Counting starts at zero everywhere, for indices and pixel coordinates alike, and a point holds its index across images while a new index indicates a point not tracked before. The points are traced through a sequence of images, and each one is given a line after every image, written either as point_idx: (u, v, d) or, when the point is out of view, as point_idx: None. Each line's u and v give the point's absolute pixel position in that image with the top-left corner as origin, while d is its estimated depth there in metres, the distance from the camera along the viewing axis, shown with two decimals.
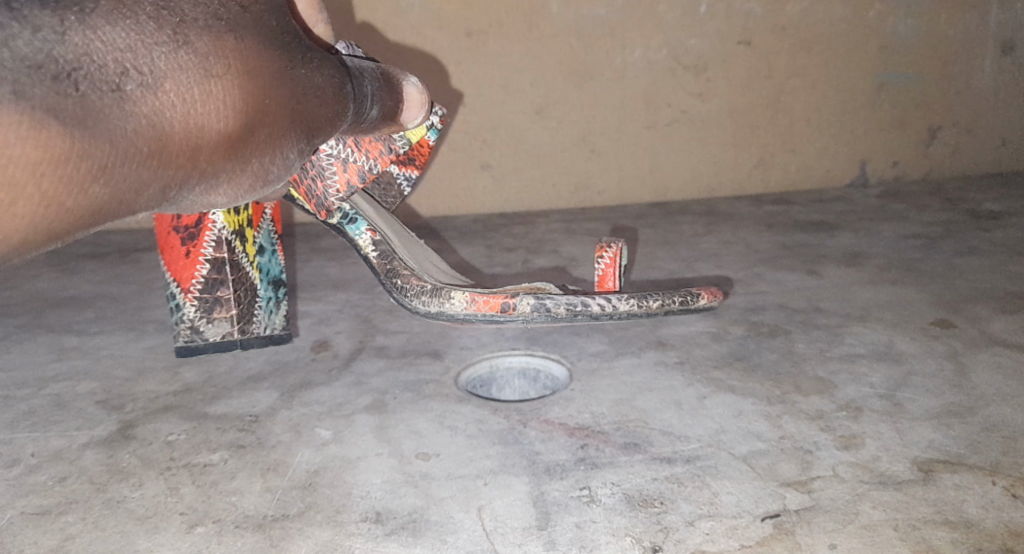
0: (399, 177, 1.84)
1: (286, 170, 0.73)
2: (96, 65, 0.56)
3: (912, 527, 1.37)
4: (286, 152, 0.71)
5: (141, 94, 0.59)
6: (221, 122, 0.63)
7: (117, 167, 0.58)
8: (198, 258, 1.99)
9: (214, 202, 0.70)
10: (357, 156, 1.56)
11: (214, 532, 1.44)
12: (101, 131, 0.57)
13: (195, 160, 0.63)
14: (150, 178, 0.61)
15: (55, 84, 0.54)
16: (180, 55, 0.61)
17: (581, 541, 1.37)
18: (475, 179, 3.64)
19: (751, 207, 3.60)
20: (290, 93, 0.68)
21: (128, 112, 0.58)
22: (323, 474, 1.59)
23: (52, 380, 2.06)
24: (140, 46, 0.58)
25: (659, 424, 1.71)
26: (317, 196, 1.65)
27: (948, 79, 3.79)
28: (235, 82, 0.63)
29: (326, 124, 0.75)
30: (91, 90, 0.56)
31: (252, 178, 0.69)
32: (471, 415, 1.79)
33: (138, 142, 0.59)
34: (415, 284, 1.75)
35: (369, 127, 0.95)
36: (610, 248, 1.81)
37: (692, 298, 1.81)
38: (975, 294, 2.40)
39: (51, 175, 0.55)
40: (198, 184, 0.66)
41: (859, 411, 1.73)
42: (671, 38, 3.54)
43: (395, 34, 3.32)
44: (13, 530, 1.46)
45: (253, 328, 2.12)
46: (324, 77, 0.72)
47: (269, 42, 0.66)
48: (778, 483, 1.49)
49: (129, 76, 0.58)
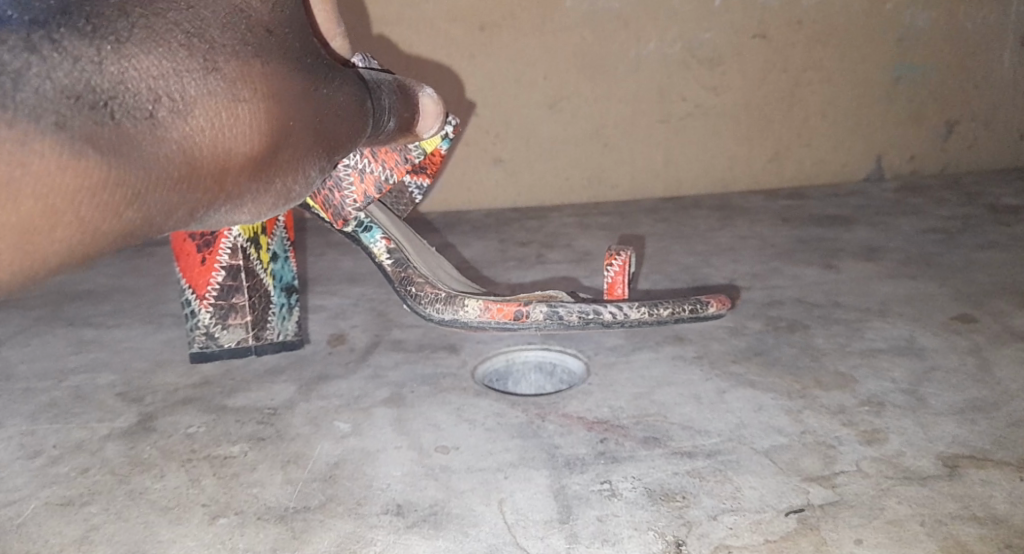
0: (410, 186, 1.82)
1: (307, 188, 0.80)
2: (131, 92, 0.63)
3: (939, 523, 1.36)
4: (308, 169, 0.78)
5: (171, 120, 0.65)
6: (246, 145, 0.69)
7: (149, 192, 0.64)
8: (214, 266, 2.00)
9: (238, 219, 0.76)
10: (374, 166, 1.59)
11: (237, 523, 1.44)
12: (134, 158, 0.63)
13: (222, 183, 0.70)
14: (178, 201, 0.67)
15: (92, 113, 0.61)
16: (209, 81, 0.67)
17: (603, 536, 1.36)
18: (487, 174, 3.64)
19: (766, 201, 3.58)
20: (307, 114, 0.75)
21: (160, 138, 0.64)
22: (344, 467, 1.59)
23: (72, 372, 2.07)
24: (172, 74, 0.64)
25: (679, 418, 1.71)
26: (334, 206, 1.67)
27: (965, 73, 3.76)
28: (258, 106, 0.69)
29: (344, 141, 0.82)
30: (125, 117, 0.62)
31: (276, 196, 0.76)
32: (489, 408, 1.79)
33: (170, 168, 0.65)
34: (429, 292, 1.76)
35: (388, 139, 0.96)
36: (620, 255, 1.79)
37: (703, 307, 1.79)
38: (997, 289, 2.38)
39: (88, 202, 0.61)
40: (224, 205, 0.72)
41: (881, 405, 1.72)
42: (685, 30, 3.52)
43: (407, 29, 3.36)
44: (38, 520, 1.47)
45: (268, 334, 2.10)
46: (345, 95, 0.81)
47: (290, 64, 0.73)
48: (802, 477, 1.49)
49: (161, 102, 0.64)
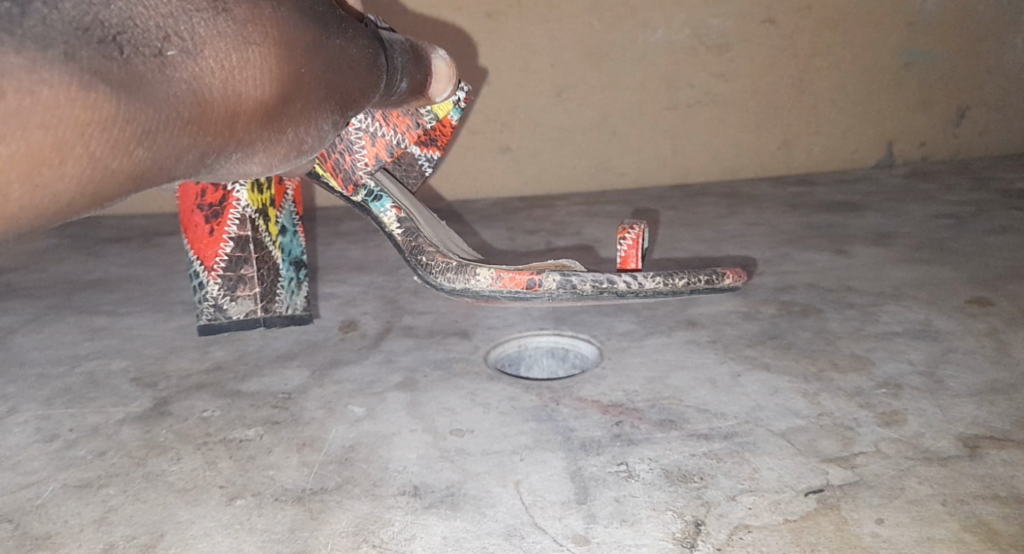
0: (421, 159, 1.80)
1: (320, 141, 0.83)
2: (139, 29, 0.65)
3: (961, 502, 1.35)
4: (317, 122, 0.80)
5: (181, 59, 0.67)
6: (257, 90, 0.72)
7: (157, 133, 0.66)
8: (222, 236, 2.00)
9: (248, 170, 0.79)
10: (386, 131, 1.64)
11: (254, 504, 1.44)
12: (145, 94, 0.64)
13: (231, 128, 0.72)
14: (187, 144, 0.69)
15: (101, 47, 0.62)
16: (219, 22, 0.70)
17: (622, 516, 1.36)
18: (495, 162, 3.63)
19: (777, 188, 3.57)
20: (319, 65, 0.77)
21: (169, 76, 0.66)
22: (358, 449, 1.59)
23: (85, 358, 2.08)
24: (181, 12, 0.68)
25: (695, 401, 1.70)
26: (344, 170, 1.66)
27: (977, 57, 3.73)
28: (270, 49, 0.72)
29: (355, 95, 0.85)
30: (134, 53, 0.64)
31: (286, 146, 0.79)
32: (503, 392, 1.78)
33: (180, 108, 0.67)
34: (440, 261, 1.75)
35: (399, 101, 1.00)
36: (633, 229, 1.78)
37: (718, 278, 1.81)
38: (1013, 272, 2.37)
39: (98, 137, 0.62)
40: (234, 151, 0.75)
41: (900, 388, 1.71)
42: (693, 17, 3.51)
43: (415, 16, 3.35)
44: (56, 502, 1.47)
45: (276, 307, 2.11)
46: (356, 47, 0.84)
47: (299, 11, 0.76)
48: (821, 459, 1.48)
49: (171, 41, 0.67)
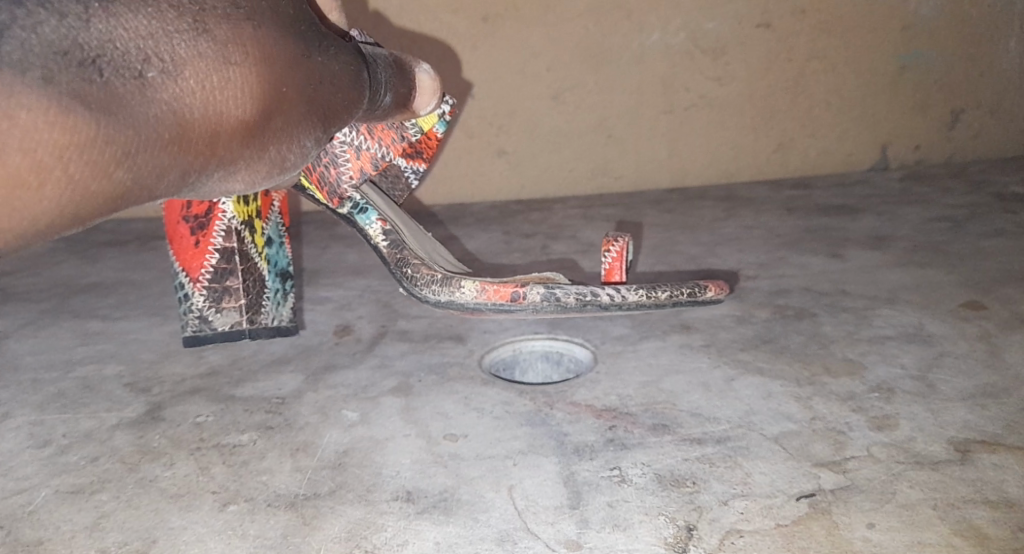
0: (406, 170, 1.80)
1: (304, 158, 0.84)
2: (119, 51, 0.67)
3: (951, 507, 1.35)
4: (301, 139, 0.82)
5: (161, 80, 0.69)
6: (238, 110, 0.73)
7: (139, 154, 0.69)
8: (208, 248, 1.98)
9: (234, 187, 0.81)
10: (370, 143, 1.63)
11: (247, 510, 1.44)
12: (123, 115, 0.67)
13: (213, 147, 0.74)
14: (169, 164, 0.71)
15: (80, 69, 0.65)
16: (199, 42, 0.71)
17: (614, 521, 1.36)
18: (491, 165, 3.64)
19: (771, 192, 3.57)
20: (301, 83, 0.79)
21: (149, 97, 0.69)
22: (352, 455, 1.59)
23: (79, 362, 2.08)
24: (161, 34, 0.69)
25: (688, 406, 1.70)
26: (330, 182, 1.67)
27: (971, 61, 3.73)
28: (251, 69, 0.73)
29: (338, 112, 0.86)
30: (114, 76, 0.67)
31: (270, 165, 0.81)
32: (497, 397, 1.78)
33: (160, 130, 0.70)
34: (425, 273, 1.75)
35: (384, 115, 1.01)
36: (618, 242, 1.79)
37: (700, 290, 1.82)
38: (1005, 276, 2.37)
39: (76, 159, 0.65)
40: (218, 171, 0.77)
41: (892, 392, 1.72)
42: (688, 21, 3.51)
43: (410, 20, 3.35)
44: (48, 508, 1.47)
45: (262, 318, 2.09)
46: (339, 64, 0.85)
47: (282, 29, 0.77)
48: (813, 463, 1.48)
49: (151, 63, 0.69)
